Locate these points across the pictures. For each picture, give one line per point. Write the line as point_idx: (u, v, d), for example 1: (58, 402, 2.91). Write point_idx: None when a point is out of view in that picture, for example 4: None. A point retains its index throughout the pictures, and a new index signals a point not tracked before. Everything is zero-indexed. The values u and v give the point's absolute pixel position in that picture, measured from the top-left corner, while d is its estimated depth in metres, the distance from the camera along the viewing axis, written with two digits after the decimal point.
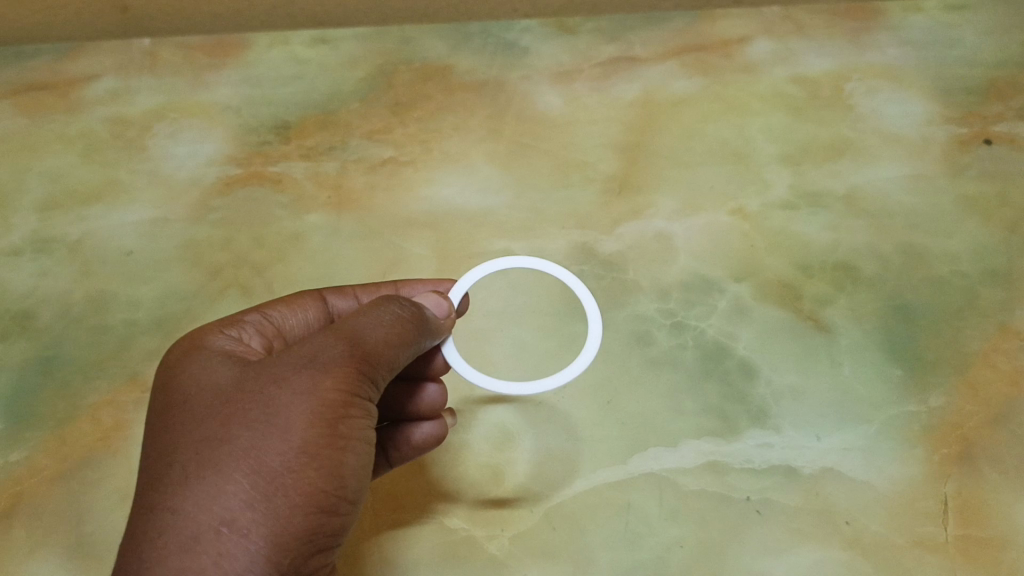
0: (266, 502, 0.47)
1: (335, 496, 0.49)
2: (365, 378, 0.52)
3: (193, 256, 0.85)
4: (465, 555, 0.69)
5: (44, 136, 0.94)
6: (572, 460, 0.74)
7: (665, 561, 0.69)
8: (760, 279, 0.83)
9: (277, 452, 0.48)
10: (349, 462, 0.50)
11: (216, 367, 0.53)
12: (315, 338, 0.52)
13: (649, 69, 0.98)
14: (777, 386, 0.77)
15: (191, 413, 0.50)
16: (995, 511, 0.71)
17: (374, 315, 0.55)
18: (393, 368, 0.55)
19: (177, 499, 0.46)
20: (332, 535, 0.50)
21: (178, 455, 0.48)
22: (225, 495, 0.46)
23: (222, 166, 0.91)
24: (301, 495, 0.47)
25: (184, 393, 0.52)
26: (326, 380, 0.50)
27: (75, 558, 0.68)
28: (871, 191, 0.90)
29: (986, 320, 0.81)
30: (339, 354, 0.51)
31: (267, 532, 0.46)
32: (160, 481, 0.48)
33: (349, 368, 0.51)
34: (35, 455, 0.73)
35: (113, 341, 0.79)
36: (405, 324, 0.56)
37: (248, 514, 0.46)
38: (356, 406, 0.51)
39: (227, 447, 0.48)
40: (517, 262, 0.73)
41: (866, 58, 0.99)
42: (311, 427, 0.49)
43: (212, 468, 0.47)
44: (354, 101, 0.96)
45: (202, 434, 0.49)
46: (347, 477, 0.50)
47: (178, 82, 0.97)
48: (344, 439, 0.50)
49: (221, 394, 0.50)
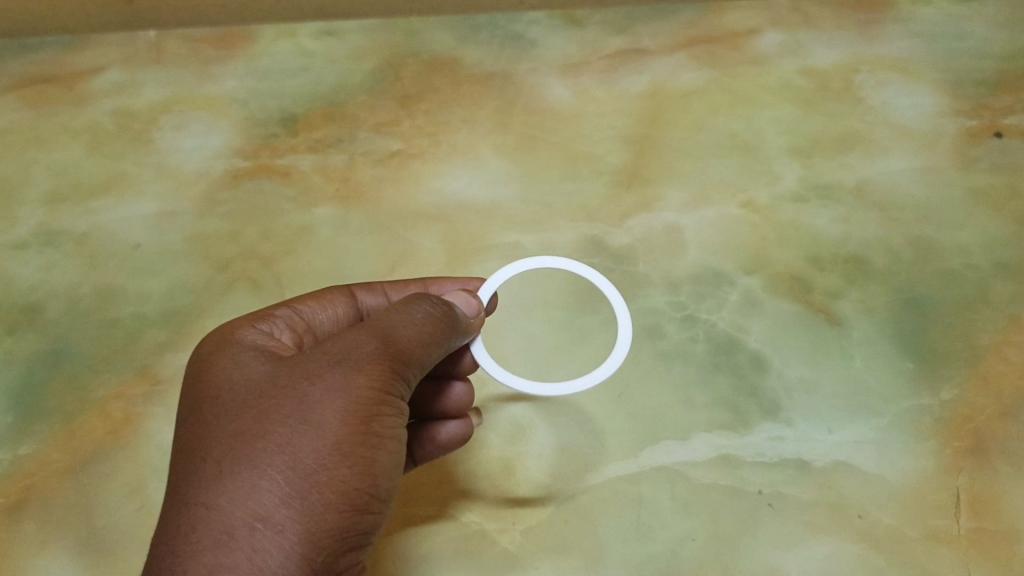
0: (300, 500, 0.46)
1: (367, 494, 0.49)
2: (398, 377, 0.52)
3: (201, 249, 0.84)
4: (478, 549, 0.69)
5: (50, 129, 0.93)
6: (587, 455, 0.73)
7: (677, 554, 0.69)
8: (772, 272, 0.83)
9: (311, 449, 0.47)
10: (382, 460, 0.50)
11: (249, 363, 0.52)
12: (348, 335, 0.52)
13: (657, 61, 0.97)
14: (789, 379, 0.77)
15: (224, 408, 0.50)
16: (1007, 503, 0.70)
17: (406, 313, 0.55)
18: (425, 367, 0.55)
19: (211, 495, 0.46)
20: (364, 533, 0.49)
21: (211, 450, 0.48)
22: (259, 491, 0.46)
23: (230, 159, 0.91)
24: (334, 493, 0.47)
25: (217, 388, 0.51)
26: (360, 377, 0.50)
27: (85, 553, 0.68)
28: (881, 184, 0.89)
29: (997, 312, 0.80)
30: (373, 351, 0.51)
31: (301, 529, 0.46)
32: (194, 476, 0.47)
33: (382, 365, 0.51)
34: (44, 449, 0.73)
35: (122, 334, 0.79)
36: (436, 322, 0.56)
37: (282, 511, 0.46)
38: (388, 404, 0.51)
39: (261, 442, 0.47)
40: (533, 262, 0.72)
41: (876, 50, 0.99)
42: (344, 424, 0.48)
43: (247, 464, 0.47)
44: (361, 94, 0.95)
45: (235, 429, 0.48)
46: (379, 475, 0.50)
47: (184, 74, 0.97)
48: (376, 437, 0.50)
49: (254, 389, 0.50)
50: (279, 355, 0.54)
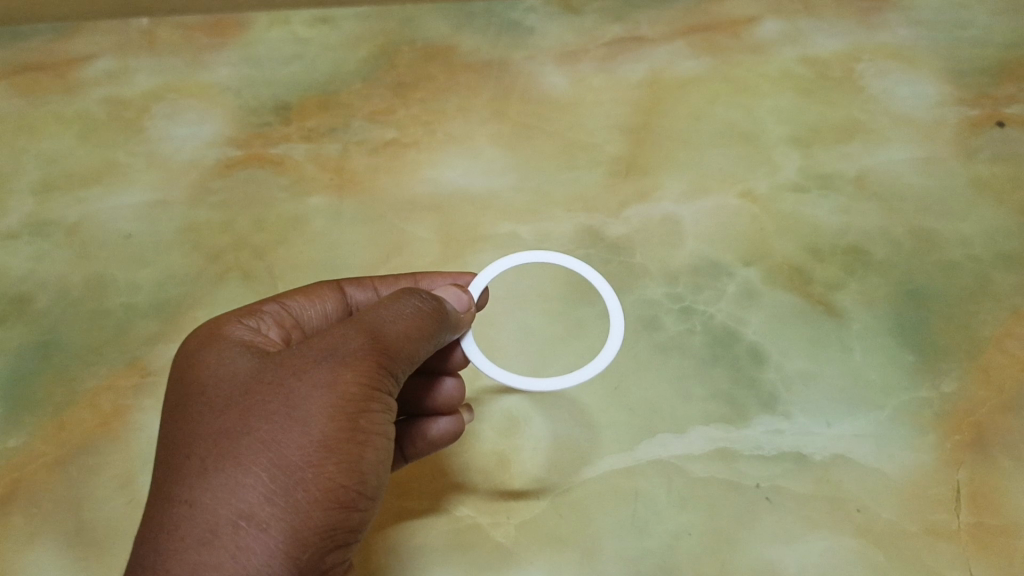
0: (285, 497, 0.45)
1: (354, 492, 0.48)
2: (386, 372, 0.51)
3: (192, 240, 0.83)
4: (472, 543, 0.68)
5: (41, 117, 0.92)
6: (583, 448, 0.72)
7: (674, 549, 0.68)
8: (771, 263, 0.82)
9: (297, 445, 0.46)
10: (369, 457, 0.49)
11: (234, 359, 0.52)
12: (335, 330, 0.51)
13: (656, 49, 0.96)
14: (787, 371, 0.76)
15: (209, 404, 0.49)
16: (1008, 498, 0.69)
17: (395, 308, 0.54)
18: (414, 362, 0.54)
19: (194, 492, 0.45)
20: (350, 530, 0.49)
21: (195, 446, 0.47)
22: (243, 488, 0.45)
23: (222, 148, 0.89)
24: (320, 490, 0.46)
25: (202, 384, 0.51)
26: (347, 372, 0.49)
27: (74, 546, 0.67)
28: (882, 174, 0.88)
29: (999, 304, 0.79)
30: (360, 347, 0.50)
31: (286, 527, 0.45)
32: (177, 472, 0.47)
33: (370, 361, 0.50)
34: (34, 441, 0.72)
35: (113, 325, 0.78)
36: (425, 317, 0.55)
37: (266, 508, 0.45)
38: (376, 400, 0.50)
39: (246, 439, 0.47)
40: (536, 255, 0.71)
41: (877, 38, 0.97)
42: (331, 420, 0.47)
43: (231, 461, 0.46)
44: (355, 82, 0.94)
45: (219, 425, 0.48)
46: (367, 472, 0.49)
47: (177, 62, 0.96)
48: (363, 433, 0.49)
49: (239, 385, 0.49)
50: (266, 351, 0.53)
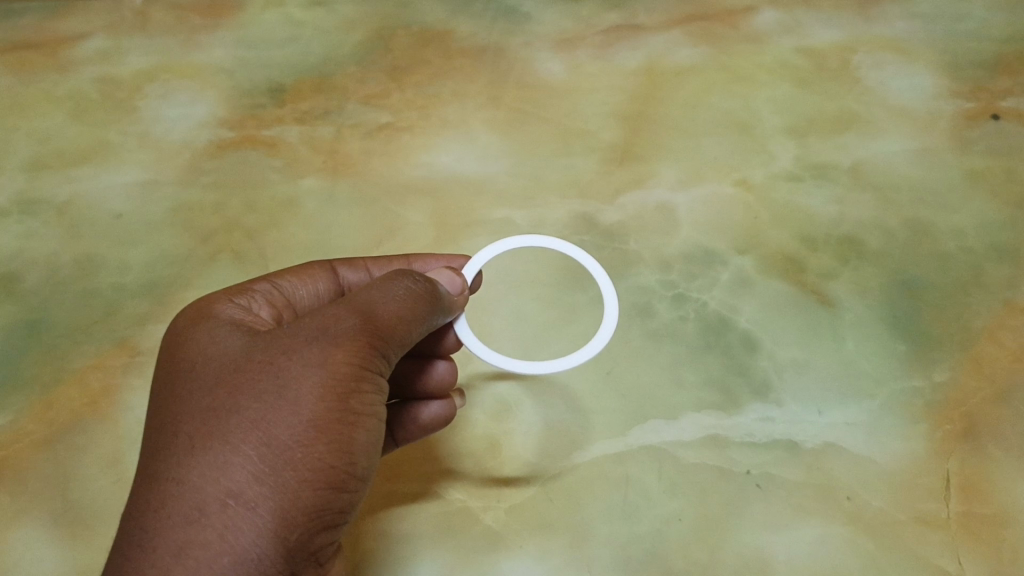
0: (274, 476, 0.45)
1: (344, 472, 0.48)
2: (377, 353, 0.50)
3: (184, 220, 0.83)
4: (461, 526, 0.68)
5: (31, 95, 0.91)
6: (574, 434, 0.72)
7: (663, 535, 0.67)
8: (765, 251, 0.82)
9: (287, 425, 0.46)
10: (359, 438, 0.49)
11: (224, 337, 0.51)
12: (326, 311, 0.51)
13: (653, 37, 0.96)
14: (779, 359, 0.76)
15: (197, 383, 0.48)
16: (997, 488, 0.69)
17: (387, 289, 0.54)
18: (406, 344, 0.53)
19: (182, 469, 0.45)
20: (339, 511, 0.48)
21: (184, 424, 0.47)
22: (231, 467, 0.45)
23: (215, 129, 0.89)
24: (310, 471, 0.46)
25: (191, 362, 0.50)
26: (337, 352, 0.48)
27: (61, 525, 0.67)
28: (878, 164, 0.88)
29: (992, 296, 0.79)
30: (350, 327, 0.50)
31: (274, 506, 0.45)
32: (166, 451, 0.46)
33: (360, 341, 0.49)
34: (19, 419, 0.71)
35: (102, 305, 0.77)
36: (418, 298, 0.55)
37: (255, 488, 0.44)
38: (367, 380, 0.49)
39: (234, 418, 0.46)
40: (532, 241, 0.72)
41: (874, 30, 0.97)
42: (321, 401, 0.47)
43: (220, 439, 0.45)
44: (350, 65, 0.93)
45: (208, 403, 0.47)
46: (357, 453, 0.48)
47: (170, 42, 0.95)
48: (354, 414, 0.48)
49: (229, 363, 0.49)
50: (256, 330, 0.53)
